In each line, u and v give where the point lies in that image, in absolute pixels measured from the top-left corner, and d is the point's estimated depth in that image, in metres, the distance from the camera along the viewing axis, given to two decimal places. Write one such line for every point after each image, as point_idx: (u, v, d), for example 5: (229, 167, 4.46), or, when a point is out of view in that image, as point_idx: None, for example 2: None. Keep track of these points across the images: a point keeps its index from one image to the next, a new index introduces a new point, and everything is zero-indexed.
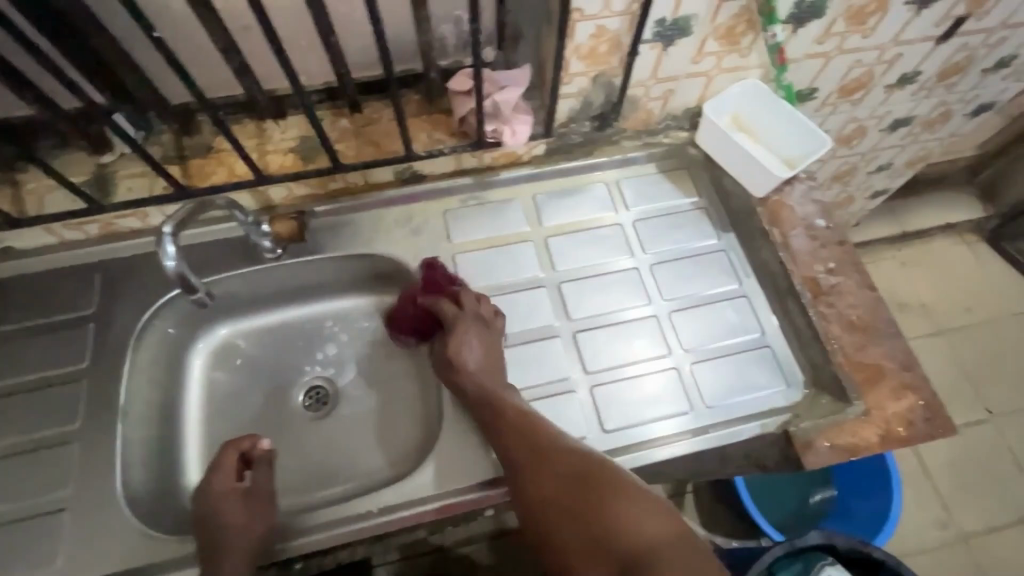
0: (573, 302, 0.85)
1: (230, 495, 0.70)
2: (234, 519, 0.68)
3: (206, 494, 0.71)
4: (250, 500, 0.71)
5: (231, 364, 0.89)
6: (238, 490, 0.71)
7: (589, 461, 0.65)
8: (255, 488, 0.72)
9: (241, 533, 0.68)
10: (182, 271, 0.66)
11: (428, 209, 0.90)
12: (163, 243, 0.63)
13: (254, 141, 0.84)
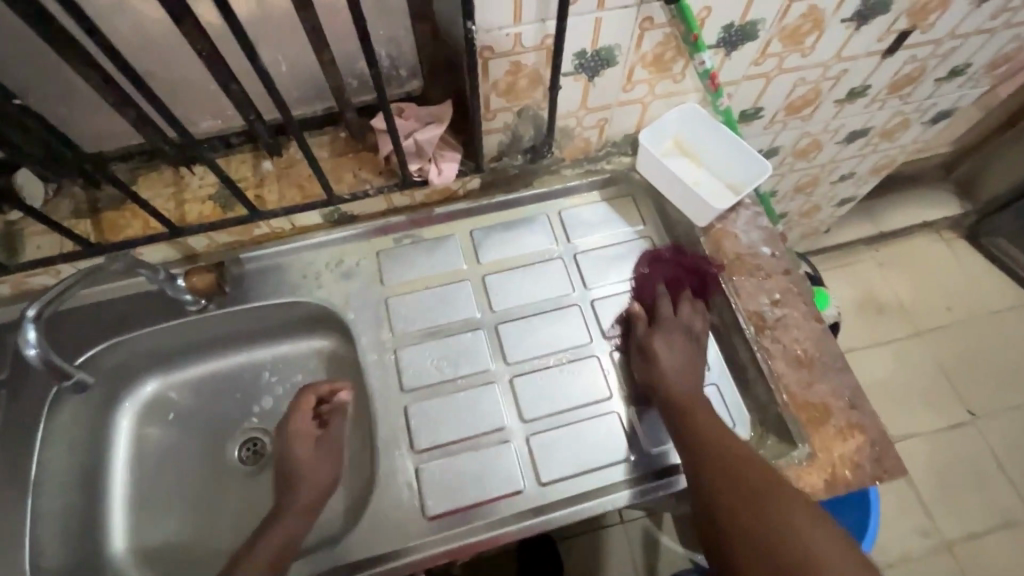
0: (512, 343, 0.81)
1: (301, 436, 0.75)
2: (307, 458, 0.74)
3: (285, 430, 0.75)
4: (320, 447, 0.76)
5: (163, 419, 0.86)
6: (307, 434, 0.75)
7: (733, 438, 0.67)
8: (327, 436, 0.76)
9: (313, 480, 0.72)
10: (50, 355, 0.62)
11: (361, 250, 0.86)
12: (26, 329, 0.59)
13: (170, 189, 0.80)
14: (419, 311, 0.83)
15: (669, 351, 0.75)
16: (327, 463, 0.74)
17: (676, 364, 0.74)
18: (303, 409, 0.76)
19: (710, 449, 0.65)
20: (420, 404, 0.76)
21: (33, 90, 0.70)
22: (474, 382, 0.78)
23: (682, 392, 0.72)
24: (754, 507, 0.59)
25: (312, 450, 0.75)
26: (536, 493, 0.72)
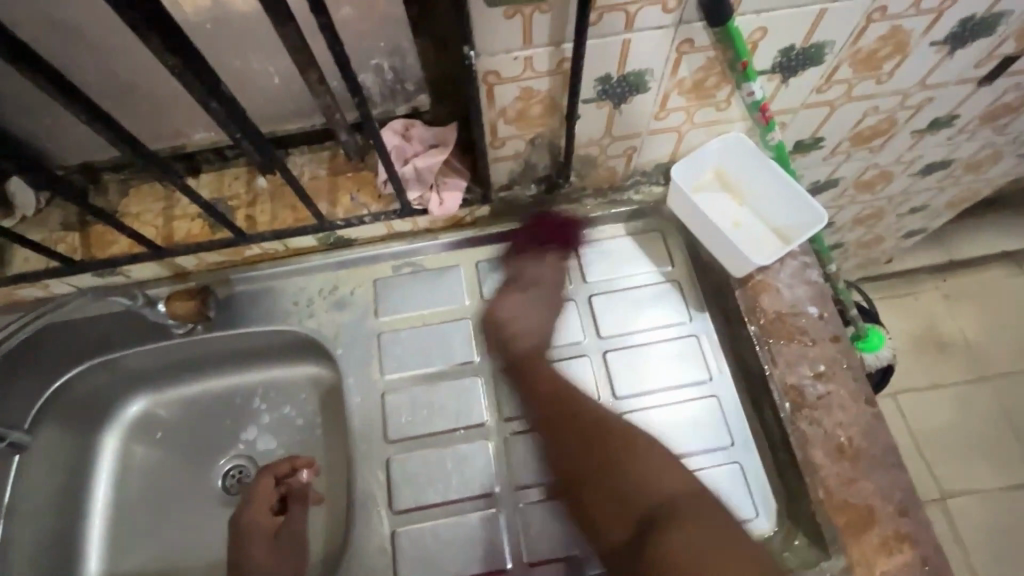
0: (510, 395, 0.73)
1: (259, 532, 0.73)
2: (263, 561, 0.72)
3: (241, 521, 0.74)
4: (280, 541, 0.74)
5: (151, 439, 0.83)
6: (266, 530, 0.74)
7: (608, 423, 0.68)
8: (287, 527, 0.74)
9: None
10: None
11: (357, 277, 0.80)
12: None
13: (160, 205, 0.76)
14: (412, 351, 0.76)
15: (518, 317, 0.74)
16: (291, 555, 0.73)
17: (518, 313, 0.74)
18: (259, 507, 0.74)
19: (547, 414, 0.70)
20: (404, 457, 0.70)
21: (16, 98, 0.66)
22: (465, 436, 0.71)
23: (526, 343, 0.73)
24: (589, 485, 0.66)
25: (271, 550, 0.73)
26: (519, 574, 0.65)
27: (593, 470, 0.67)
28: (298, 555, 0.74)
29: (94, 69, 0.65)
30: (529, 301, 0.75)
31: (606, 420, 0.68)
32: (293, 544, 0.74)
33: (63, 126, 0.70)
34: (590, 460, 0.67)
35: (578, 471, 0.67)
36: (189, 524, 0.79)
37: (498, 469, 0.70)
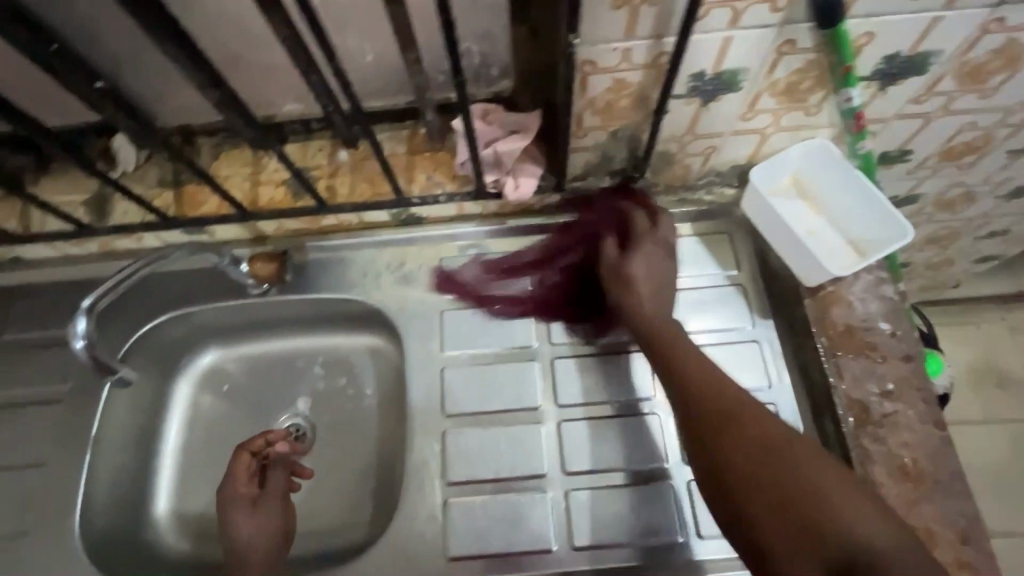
0: (566, 382, 0.74)
1: (240, 502, 0.74)
2: (248, 525, 0.73)
3: (223, 495, 0.74)
4: (262, 506, 0.75)
5: (218, 390, 0.88)
6: (247, 498, 0.75)
7: (733, 399, 0.59)
8: (267, 492, 0.75)
9: (261, 541, 0.72)
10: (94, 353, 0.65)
11: (424, 255, 0.82)
12: (75, 320, 0.62)
13: (247, 169, 0.80)
14: (473, 330, 0.78)
15: (637, 272, 0.69)
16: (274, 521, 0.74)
17: (642, 271, 0.69)
18: (239, 475, 0.75)
19: (699, 403, 0.59)
20: (460, 431, 0.72)
21: (131, 59, 0.70)
22: (518, 418, 0.73)
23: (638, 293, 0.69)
24: (728, 444, 0.56)
25: (253, 514, 0.74)
26: (564, 557, 0.67)
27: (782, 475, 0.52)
28: (277, 519, 0.75)
29: (204, 36, 0.68)
30: (650, 268, 0.70)
31: (736, 391, 0.59)
32: (275, 510, 0.75)
33: (168, 89, 0.74)
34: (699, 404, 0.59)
35: (701, 437, 0.58)
36: None
37: (550, 453, 0.71)
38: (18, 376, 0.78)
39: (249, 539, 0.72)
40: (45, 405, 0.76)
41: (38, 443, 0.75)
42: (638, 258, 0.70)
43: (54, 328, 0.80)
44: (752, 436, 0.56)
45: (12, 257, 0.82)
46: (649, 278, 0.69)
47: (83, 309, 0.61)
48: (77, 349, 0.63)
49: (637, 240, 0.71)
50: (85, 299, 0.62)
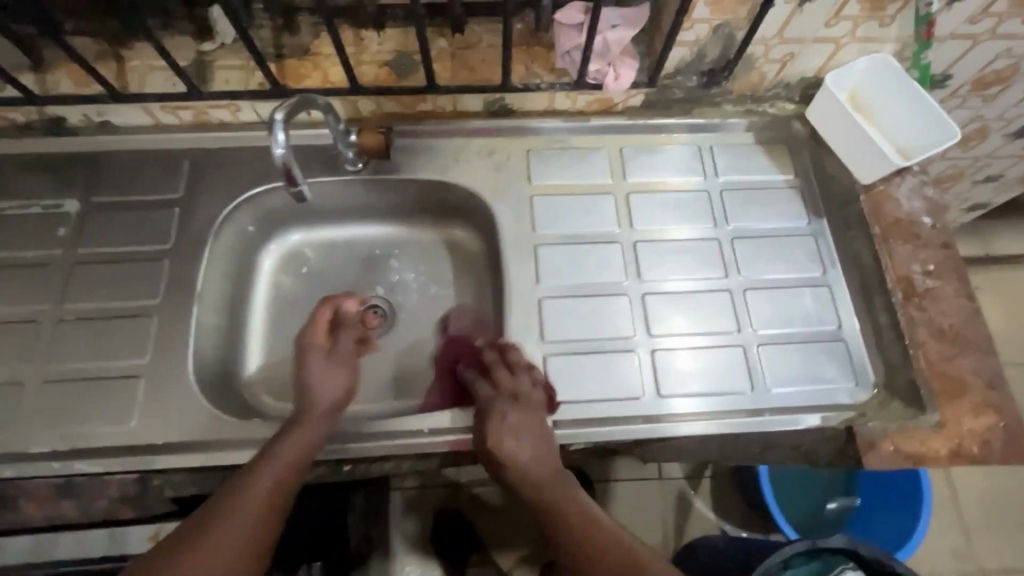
0: (645, 263, 0.82)
1: (317, 350, 0.74)
2: (317, 374, 0.72)
3: (298, 344, 0.75)
4: (333, 358, 0.75)
5: (298, 271, 0.91)
6: (323, 349, 0.75)
7: (605, 536, 0.60)
8: (340, 348, 0.76)
9: (329, 390, 0.71)
10: (288, 162, 0.68)
11: (512, 147, 0.88)
12: (276, 129, 0.65)
13: (350, 49, 0.82)
14: (561, 214, 0.84)
15: (519, 441, 0.67)
16: (341, 378, 0.73)
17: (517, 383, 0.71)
18: (318, 324, 0.76)
19: (570, 542, 0.60)
20: (553, 299, 0.79)
21: None
22: (604, 291, 0.80)
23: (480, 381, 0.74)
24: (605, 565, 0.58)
25: (325, 363, 0.73)
26: (652, 404, 0.74)
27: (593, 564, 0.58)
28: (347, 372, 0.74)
29: None
30: (523, 417, 0.68)
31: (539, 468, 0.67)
32: (350, 363, 0.75)
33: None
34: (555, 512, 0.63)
35: None
36: None
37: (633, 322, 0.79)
38: (115, 234, 0.80)
39: (321, 385, 0.71)
40: (145, 261, 0.78)
41: (140, 295, 0.76)
42: (512, 434, 0.67)
43: (149, 192, 0.82)
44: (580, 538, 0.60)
45: (103, 122, 0.83)
46: (535, 455, 0.67)
47: (274, 122, 0.65)
48: (287, 155, 0.67)
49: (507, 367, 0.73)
50: (274, 113, 0.66)
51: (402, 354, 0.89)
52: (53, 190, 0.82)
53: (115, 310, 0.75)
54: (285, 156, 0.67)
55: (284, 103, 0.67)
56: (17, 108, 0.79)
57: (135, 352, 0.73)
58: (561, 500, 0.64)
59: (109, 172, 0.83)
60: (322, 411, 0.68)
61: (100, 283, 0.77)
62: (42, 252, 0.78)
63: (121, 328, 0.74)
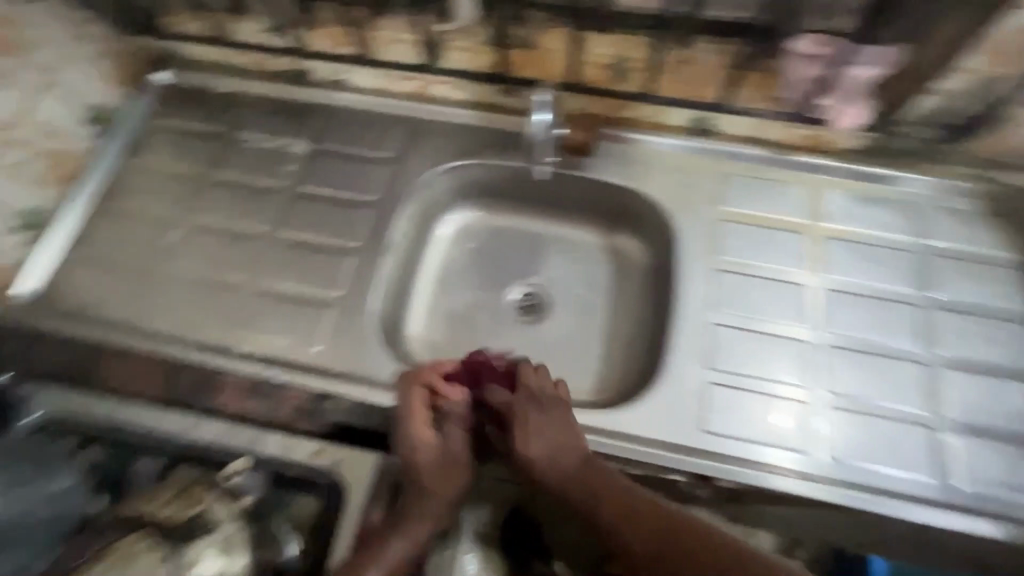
0: (830, 312, 0.77)
1: (421, 443, 0.67)
2: (424, 464, 0.67)
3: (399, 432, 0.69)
4: (441, 456, 0.68)
5: (467, 245, 0.96)
6: (427, 442, 0.67)
7: (661, 521, 0.64)
8: (446, 448, 0.68)
9: (439, 489, 0.67)
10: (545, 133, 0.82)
11: (706, 167, 0.86)
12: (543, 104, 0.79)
13: (569, 47, 0.83)
14: (747, 244, 0.81)
15: (539, 440, 0.68)
16: (459, 469, 0.69)
17: (540, 417, 0.69)
18: (416, 414, 0.68)
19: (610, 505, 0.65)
20: (724, 326, 0.77)
21: None
22: (780, 332, 0.76)
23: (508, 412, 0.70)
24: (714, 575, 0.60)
25: (432, 457, 0.67)
26: (815, 462, 0.69)
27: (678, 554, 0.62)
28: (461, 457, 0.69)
29: None
30: (552, 425, 0.68)
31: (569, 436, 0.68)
32: (457, 450, 0.69)
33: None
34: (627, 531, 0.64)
35: None
36: (486, 322, 0.92)
37: (807, 372, 0.74)
38: (332, 178, 0.89)
39: (426, 472, 0.67)
40: (353, 208, 0.87)
41: (344, 237, 0.85)
42: (543, 433, 0.68)
43: (366, 148, 0.91)
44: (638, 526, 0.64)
45: (340, 80, 0.93)
46: (556, 444, 0.67)
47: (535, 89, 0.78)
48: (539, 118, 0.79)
49: (544, 402, 0.69)
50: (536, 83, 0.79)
51: (550, 346, 0.89)
52: (288, 131, 0.93)
53: (322, 245, 0.85)
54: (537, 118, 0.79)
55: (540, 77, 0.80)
56: (279, 57, 0.91)
57: (332, 286, 0.81)
58: (610, 482, 0.66)
59: (336, 124, 0.93)
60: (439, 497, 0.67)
61: (313, 219, 0.86)
62: (270, 182, 0.89)
63: (324, 262, 0.83)
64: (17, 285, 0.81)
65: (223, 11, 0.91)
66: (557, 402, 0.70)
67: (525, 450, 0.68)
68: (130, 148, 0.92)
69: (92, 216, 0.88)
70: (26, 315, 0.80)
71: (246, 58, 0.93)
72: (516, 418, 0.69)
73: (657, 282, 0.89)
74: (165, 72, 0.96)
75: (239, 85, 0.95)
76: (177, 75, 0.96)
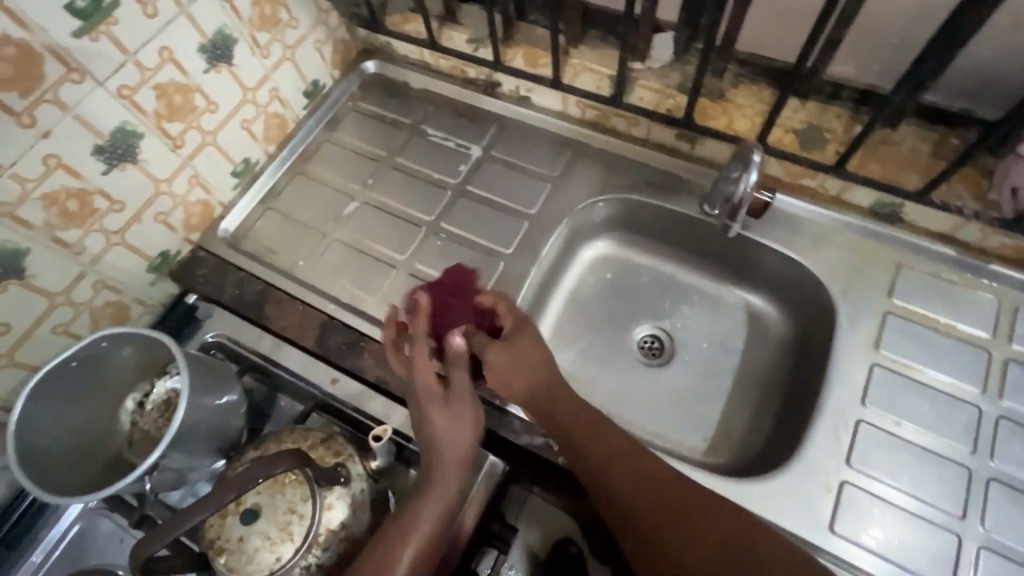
0: (1004, 444, 0.69)
1: (437, 402, 0.64)
2: (440, 424, 0.64)
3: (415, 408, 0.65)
4: (453, 408, 0.65)
5: (603, 274, 0.97)
6: (439, 397, 0.65)
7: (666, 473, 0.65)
8: (457, 397, 0.65)
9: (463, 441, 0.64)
10: (744, 198, 0.75)
11: (883, 254, 0.80)
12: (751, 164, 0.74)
13: (761, 106, 0.84)
14: (917, 345, 0.75)
15: (534, 348, 0.71)
16: (470, 427, 0.65)
17: (533, 357, 0.70)
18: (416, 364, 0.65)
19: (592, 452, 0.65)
20: (875, 427, 0.71)
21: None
22: (937, 450, 0.69)
23: (543, 387, 0.69)
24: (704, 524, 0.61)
25: (452, 418, 0.64)
26: None
27: (663, 493, 0.63)
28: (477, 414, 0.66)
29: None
30: (536, 342, 0.71)
31: (657, 461, 0.66)
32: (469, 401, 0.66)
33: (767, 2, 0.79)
34: (682, 553, 0.60)
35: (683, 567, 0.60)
36: (607, 355, 0.92)
37: (963, 502, 0.67)
38: (496, 185, 0.94)
39: (443, 435, 0.63)
40: (511, 216, 0.91)
41: (497, 242, 0.89)
42: (535, 346, 0.71)
43: (533, 163, 0.95)
44: (646, 480, 0.64)
45: (524, 96, 0.99)
46: (539, 352, 0.71)
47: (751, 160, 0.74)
48: (748, 193, 0.75)
49: (514, 330, 0.72)
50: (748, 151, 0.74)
51: (666, 394, 0.89)
52: (466, 134, 1.00)
53: (475, 245, 0.90)
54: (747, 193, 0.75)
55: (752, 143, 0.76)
56: (476, 66, 0.98)
57: (478, 285, 0.86)
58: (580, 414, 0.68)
59: (510, 136, 0.99)
60: (459, 460, 0.63)
61: (472, 219, 0.92)
62: (441, 176, 0.96)
63: (474, 261, 0.88)
64: (224, 222, 0.94)
65: (439, 17, 1.00)
66: (524, 331, 0.72)
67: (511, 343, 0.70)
68: (330, 121, 1.05)
69: (290, 175, 1.00)
70: (222, 248, 0.92)
71: (446, 62, 1.02)
72: (520, 359, 0.69)
73: (797, 360, 0.85)
74: (370, 61, 1.08)
75: (433, 85, 1.05)
76: (382, 66, 1.08)
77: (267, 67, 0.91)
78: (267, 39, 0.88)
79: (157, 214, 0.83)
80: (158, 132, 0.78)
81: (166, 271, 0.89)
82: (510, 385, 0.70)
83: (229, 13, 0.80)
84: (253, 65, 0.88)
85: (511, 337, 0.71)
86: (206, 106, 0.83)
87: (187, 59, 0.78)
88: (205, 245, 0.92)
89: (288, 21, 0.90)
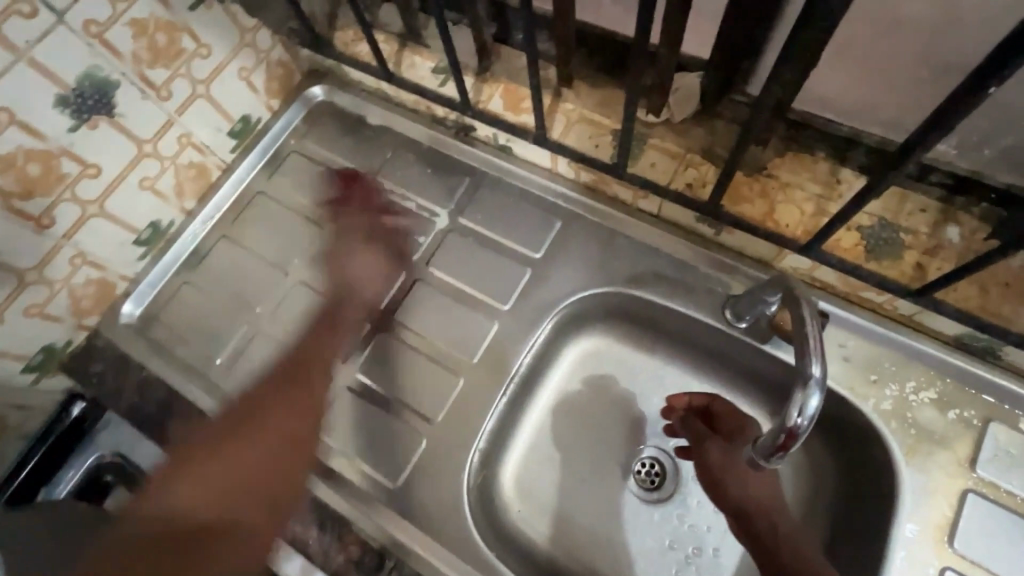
0: None
1: (386, 252, 0.75)
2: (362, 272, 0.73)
3: (343, 235, 0.76)
4: (390, 242, 0.76)
5: (596, 376, 0.77)
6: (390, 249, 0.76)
7: None
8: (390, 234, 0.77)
9: (370, 279, 0.73)
10: (796, 430, 0.50)
11: (967, 404, 0.60)
12: (808, 387, 0.49)
13: (815, 187, 0.62)
14: (1001, 543, 0.56)
15: None
16: (375, 282, 0.73)
17: (752, 467, 0.61)
18: (352, 201, 0.78)
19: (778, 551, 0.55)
20: None
21: (858, 35, 0.52)
22: None
23: (757, 497, 0.59)
24: None
25: (368, 244, 0.75)
26: None
27: None
28: (393, 266, 0.75)
29: (955, 56, 0.49)
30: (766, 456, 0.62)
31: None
32: (375, 262, 0.74)
33: (870, 74, 0.54)
34: None
35: None
36: (597, 486, 0.73)
37: None
38: (462, 267, 0.75)
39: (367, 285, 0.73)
40: (481, 313, 0.73)
41: (460, 347, 0.72)
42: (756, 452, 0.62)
43: (512, 239, 0.75)
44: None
45: (503, 146, 0.77)
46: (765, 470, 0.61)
47: (809, 379, 0.49)
48: (802, 426, 0.49)
49: (734, 433, 0.64)
50: (807, 362, 0.49)
51: (667, 542, 0.70)
52: (430, 192, 0.79)
53: (433, 348, 0.72)
54: (800, 426, 0.49)
55: (804, 303, 0.53)
56: (443, 105, 0.77)
57: (433, 406, 0.70)
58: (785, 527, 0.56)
59: (484, 198, 0.78)
60: (314, 373, 0.67)
61: (429, 311, 0.74)
62: (398, 251, 0.77)
63: (433, 373, 0.71)
64: (128, 303, 0.77)
65: (398, 38, 0.78)
66: (748, 438, 0.63)
67: (733, 446, 0.63)
68: (267, 165, 0.85)
69: (215, 236, 0.81)
70: (125, 337, 0.75)
71: (406, 95, 0.80)
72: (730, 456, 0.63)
73: (835, 523, 0.65)
74: (318, 85, 0.86)
75: (392, 121, 0.83)
76: (332, 93, 0.86)
77: (170, 111, 0.70)
78: (165, 77, 0.68)
79: (28, 308, 0.66)
80: (9, 214, 0.60)
81: (52, 367, 0.73)
82: (717, 484, 0.63)
83: (99, 51, 0.60)
84: (149, 112, 0.68)
85: (736, 441, 0.64)
86: (81, 172, 0.64)
87: (40, 120, 0.58)
88: (105, 332, 0.75)
89: (195, 50, 0.70)
